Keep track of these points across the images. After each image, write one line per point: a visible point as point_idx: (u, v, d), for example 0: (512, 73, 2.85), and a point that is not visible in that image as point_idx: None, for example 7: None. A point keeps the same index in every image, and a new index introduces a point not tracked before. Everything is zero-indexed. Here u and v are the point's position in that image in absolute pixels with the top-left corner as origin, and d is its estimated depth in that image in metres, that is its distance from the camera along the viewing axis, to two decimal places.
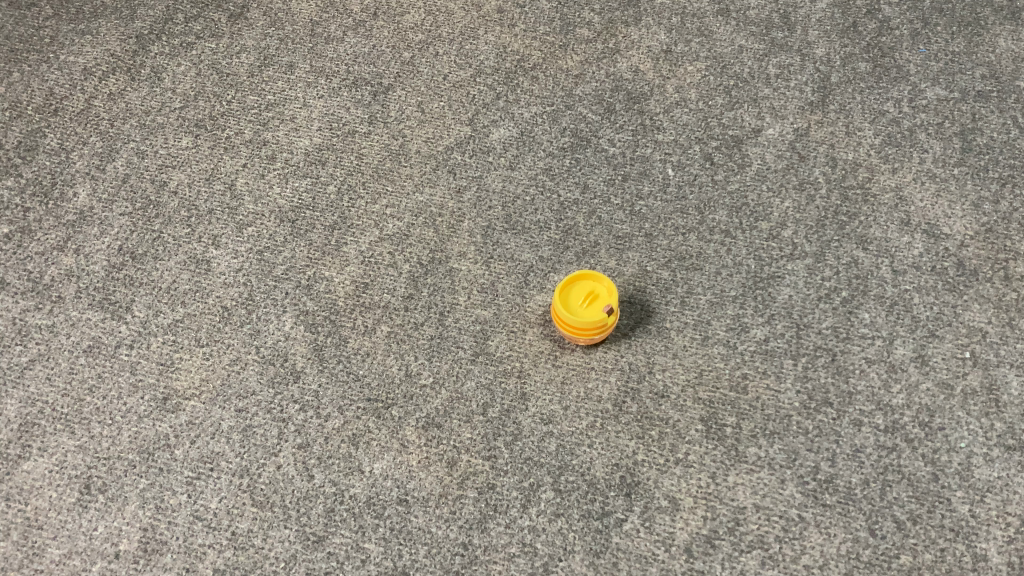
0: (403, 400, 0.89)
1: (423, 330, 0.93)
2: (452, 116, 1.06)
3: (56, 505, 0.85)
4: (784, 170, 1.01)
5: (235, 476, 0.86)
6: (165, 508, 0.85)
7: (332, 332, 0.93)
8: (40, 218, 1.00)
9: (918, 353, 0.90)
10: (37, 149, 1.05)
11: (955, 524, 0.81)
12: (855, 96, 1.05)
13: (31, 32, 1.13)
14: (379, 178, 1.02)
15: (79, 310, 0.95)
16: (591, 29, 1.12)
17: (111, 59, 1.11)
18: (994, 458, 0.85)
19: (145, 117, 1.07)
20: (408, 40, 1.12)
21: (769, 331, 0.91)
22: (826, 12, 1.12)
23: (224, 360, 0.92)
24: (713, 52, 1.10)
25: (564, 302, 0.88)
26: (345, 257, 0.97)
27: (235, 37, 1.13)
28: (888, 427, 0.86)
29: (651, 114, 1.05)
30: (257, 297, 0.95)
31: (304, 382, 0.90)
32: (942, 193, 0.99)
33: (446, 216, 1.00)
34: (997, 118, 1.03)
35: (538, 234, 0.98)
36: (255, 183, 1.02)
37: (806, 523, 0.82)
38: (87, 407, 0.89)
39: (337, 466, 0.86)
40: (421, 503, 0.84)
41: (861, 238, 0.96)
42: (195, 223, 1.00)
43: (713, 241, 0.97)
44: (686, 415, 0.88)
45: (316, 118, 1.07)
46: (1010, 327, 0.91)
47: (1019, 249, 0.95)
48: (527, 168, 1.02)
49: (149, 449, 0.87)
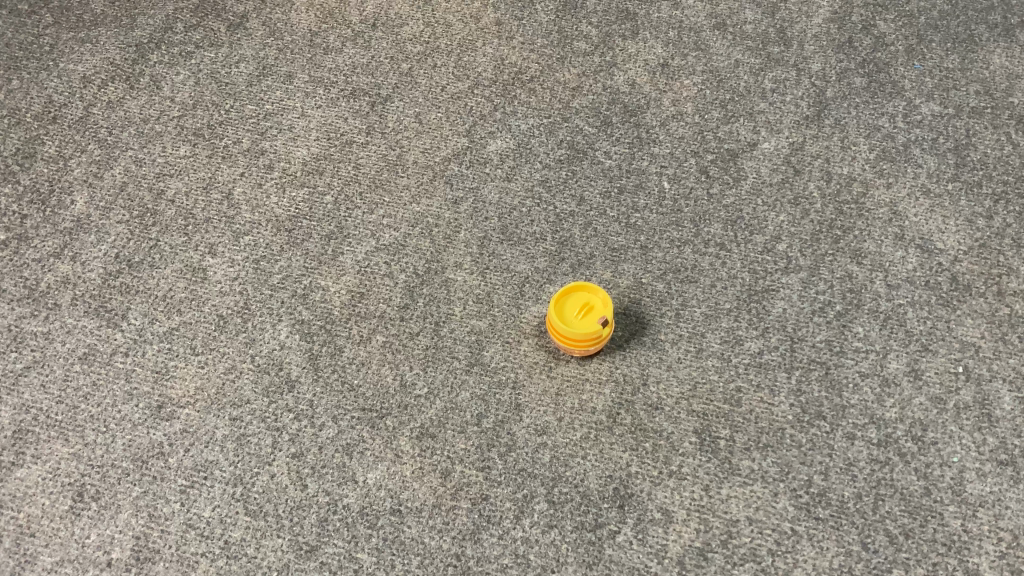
0: (398, 410, 0.89)
1: (418, 339, 0.93)
2: (451, 127, 1.07)
3: (49, 512, 0.85)
4: (780, 183, 1.01)
5: (228, 484, 0.86)
6: (158, 516, 0.84)
7: (327, 341, 0.93)
8: (37, 225, 1.01)
9: (912, 367, 0.90)
10: (36, 156, 1.05)
11: (948, 538, 0.81)
12: (850, 111, 1.06)
13: (31, 39, 1.14)
14: (377, 188, 1.03)
15: (75, 317, 0.95)
16: (588, 42, 1.13)
17: (111, 67, 1.12)
18: (986, 472, 0.85)
19: (144, 125, 1.08)
20: (406, 51, 1.13)
21: (763, 344, 0.92)
22: (822, 27, 1.12)
23: (219, 368, 0.92)
24: (709, 66, 1.10)
25: (560, 313, 0.89)
26: (342, 266, 0.98)
27: (235, 47, 1.13)
28: (882, 440, 0.86)
29: (648, 127, 1.06)
30: (253, 305, 0.95)
31: (299, 391, 0.90)
32: (936, 208, 0.99)
33: (443, 226, 1.00)
34: (992, 134, 1.04)
35: (534, 246, 0.98)
36: (253, 192, 1.03)
37: (799, 536, 0.82)
38: (81, 414, 0.89)
39: (331, 476, 0.86)
40: (415, 513, 0.84)
41: (856, 253, 0.97)
42: (192, 232, 1.00)
43: (708, 254, 0.97)
44: (680, 427, 0.88)
45: (313, 128, 1.07)
46: (1003, 342, 0.91)
47: (1012, 265, 0.96)
48: (523, 180, 1.03)
49: (143, 457, 0.87)
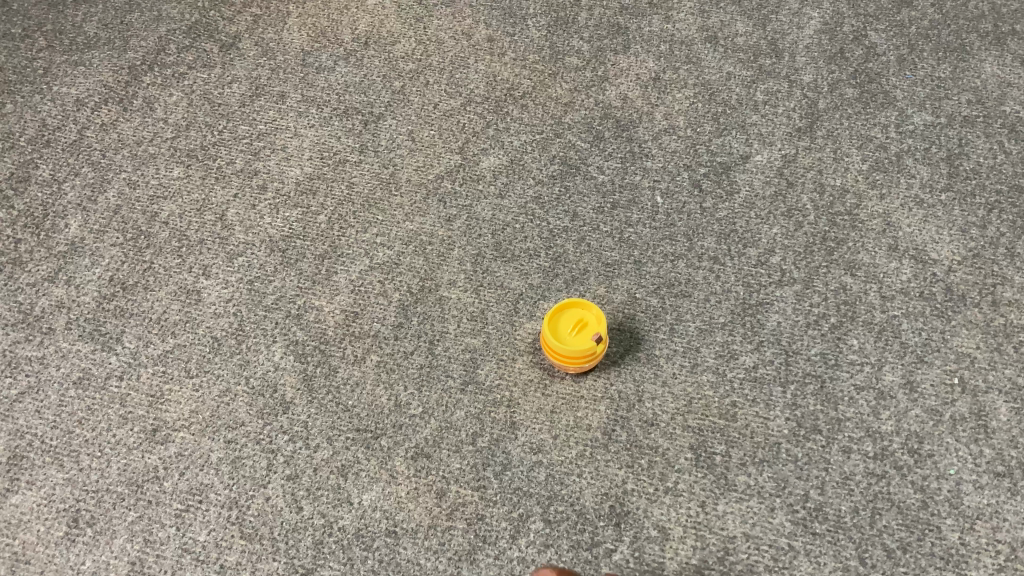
0: (393, 430, 0.89)
1: (413, 359, 0.93)
2: (443, 145, 1.07)
3: (44, 539, 0.84)
4: (772, 196, 1.01)
5: (223, 508, 0.86)
6: (153, 542, 0.84)
7: (321, 361, 0.93)
8: (31, 250, 1.01)
9: (907, 380, 0.90)
10: (30, 180, 1.06)
11: (946, 552, 0.81)
12: (843, 122, 1.06)
13: (24, 63, 1.14)
14: (370, 207, 1.03)
15: (69, 342, 0.95)
16: (580, 57, 1.13)
17: (104, 90, 1.12)
18: (983, 484, 0.85)
19: (137, 148, 1.08)
20: (398, 69, 1.13)
21: (758, 358, 0.91)
22: (813, 38, 1.13)
23: (213, 390, 0.92)
24: (701, 79, 1.10)
25: (554, 331, 0.89)
26: (335, 286, 0.98)
27: (227, 67, 1.14)
28: (878, 454, 0.86)
29: (640, 141, 1.06)
30: (247, 327, 0.95)
31: (294, 412, 0.90)
32: (930, 218, 0.99)
33: (437, 244, 1.00)
34: (984, 143, 1.04)
35: (527, 262, 0.98)
36: (246, 213, 1.03)
37: (795, 552, 0.82)
38: (76, 439, 0.89)
39: (325, 498, 0.86)
40: (410, 535, 0.84)
41: (850, 264, 0.97)
42: (186, 253, 1.00)
43: (701, 268, 0.97)
44: (675, 444, 0.88)
45: (306, 148, 1.07)
46: (998, 352, 0.91)
47: (1006, 274, 0.96)
48: (516, 196, 1.03)
49: (138, 482, 0.87)
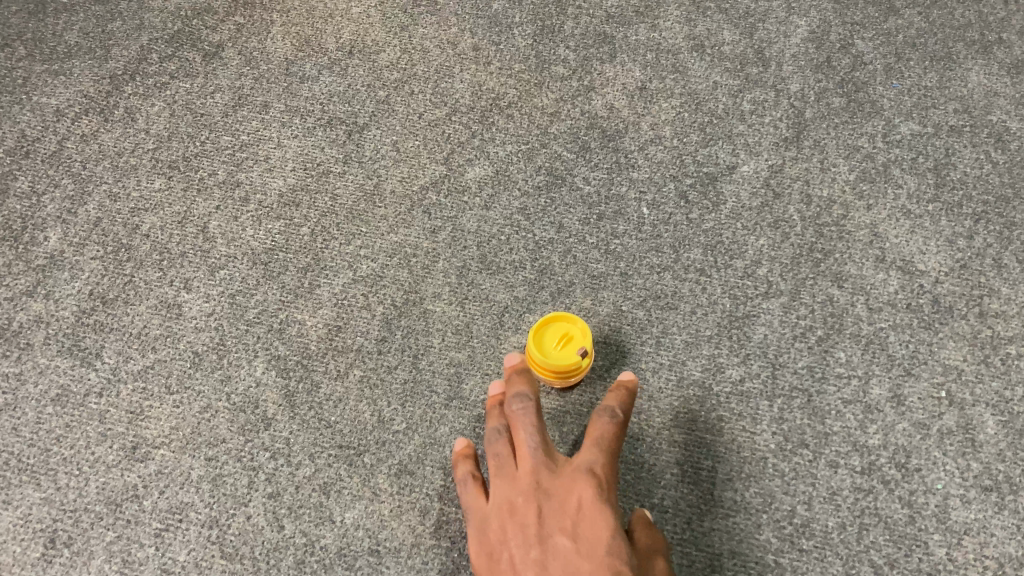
0: (376, 447, 0.88)
1: (396, 373, 0.92)
2: (428, 155, 1.06)
3: (21, 560, 0.83)
4: (759, 207, 1.01)
5: (203, 527, 0.85)
6: (132, 562, 0.83)
7: (304, 376, 0.92)
8: (9, 264, 0.99)
9: (894, 393, 0.89)
10: (8, 192, 1.04)
11: (933, 568, 0.81)
12: (830, 132, 1.06)
13: (4, 73, 1.13)
14: (354, 219, 1.02)
15: (48, 357, 0.94)
16: (566, 66, 1.12)
17: (85, 100, 1.11)
18: (971, 499, 0.84)
19: (118, 159, 1.07)
20: (383, 78, 1.12)
21: (744, 372, 0.91)
22: (800, 47, 1.12)
23: (194, 407, 0.91)
24: (688, 88, 1.10)
25: (539, 345, 0.88)
26: (318, 299, 0.97)
27: (210, 77, 1.12)
28: (865, 468, 0.86)
29: (626, 152, 1.05)
30: (228, 341, 0.94)
31: (276, 428, 0.89)
32: (917, 229, 0.99)
33: (421, 256, 0.99)
34: (971, 153, 1.04)
35: (513, 275, 0.98)
36: (229, 225, 1.02)
37: (782, 569, 0.81)
38: (54, 457, 0.88)
39: (307, 516, 0.85)
40: (393, 553, 0.83)
41: (837, 276, 0.96)
42: (167, 267, 0.99)
43: (688, 280, 0.97)
44: (661, 460, 0.87)
45: (290, 159, 1.06)
46: (986, 364, 0.91)
47: (994, 286, 0.95)
48: (501, 208, 1.02)
49: (117, 501, 0.86)
